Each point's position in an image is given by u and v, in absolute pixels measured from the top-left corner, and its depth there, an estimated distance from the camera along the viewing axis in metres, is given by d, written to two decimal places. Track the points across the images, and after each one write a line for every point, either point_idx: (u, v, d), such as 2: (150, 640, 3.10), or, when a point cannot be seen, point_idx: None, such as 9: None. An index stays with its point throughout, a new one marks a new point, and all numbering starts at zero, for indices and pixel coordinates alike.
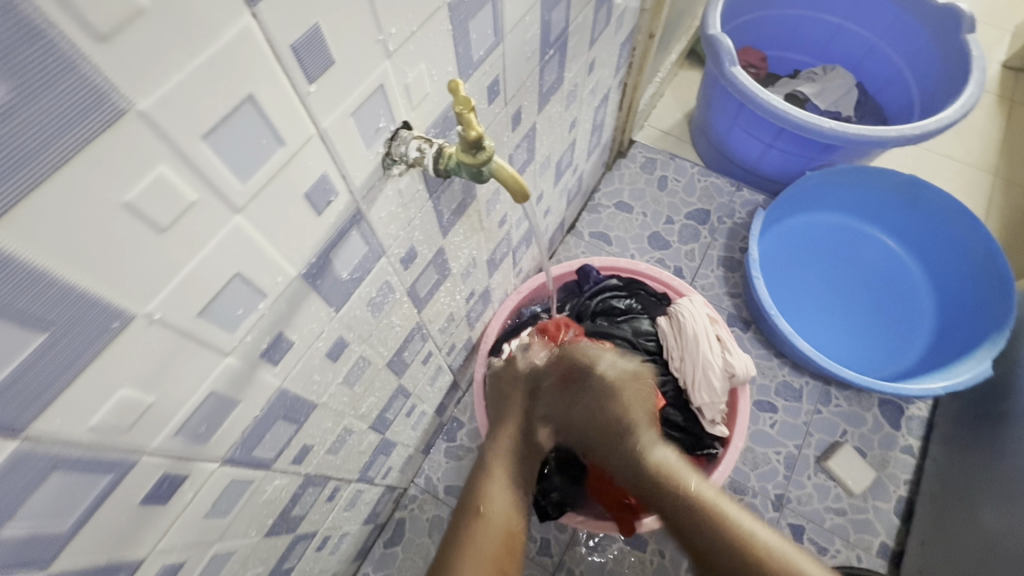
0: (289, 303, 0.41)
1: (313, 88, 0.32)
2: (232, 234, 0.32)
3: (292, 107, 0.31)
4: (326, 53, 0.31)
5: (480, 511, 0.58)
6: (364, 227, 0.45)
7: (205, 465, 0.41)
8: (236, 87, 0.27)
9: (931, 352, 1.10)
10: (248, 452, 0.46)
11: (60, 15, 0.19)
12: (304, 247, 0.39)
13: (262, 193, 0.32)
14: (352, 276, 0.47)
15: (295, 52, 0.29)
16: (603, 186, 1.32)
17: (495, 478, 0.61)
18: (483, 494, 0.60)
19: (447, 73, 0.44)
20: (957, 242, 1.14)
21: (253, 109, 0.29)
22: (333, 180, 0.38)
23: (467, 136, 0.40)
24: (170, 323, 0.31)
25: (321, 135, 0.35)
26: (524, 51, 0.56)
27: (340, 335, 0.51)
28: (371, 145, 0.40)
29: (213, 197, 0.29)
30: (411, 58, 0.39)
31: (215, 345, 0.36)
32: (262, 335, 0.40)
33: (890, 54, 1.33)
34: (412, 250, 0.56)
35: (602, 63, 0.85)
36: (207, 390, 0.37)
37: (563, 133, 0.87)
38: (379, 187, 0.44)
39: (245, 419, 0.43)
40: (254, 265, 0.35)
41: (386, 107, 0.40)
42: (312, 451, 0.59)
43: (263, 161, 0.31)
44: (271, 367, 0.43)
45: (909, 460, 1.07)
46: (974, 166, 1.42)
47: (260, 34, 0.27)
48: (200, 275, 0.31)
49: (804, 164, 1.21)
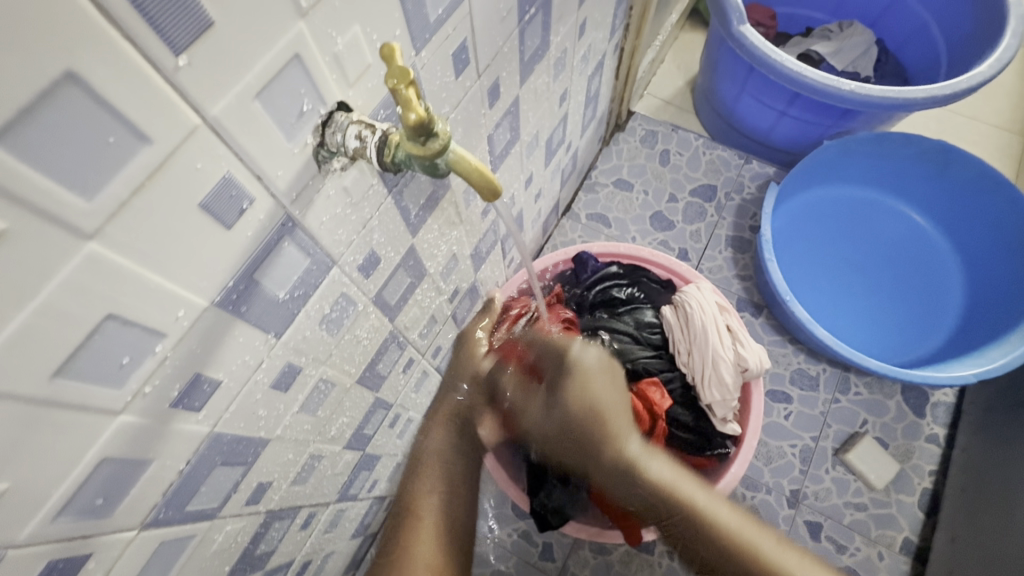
0: (202, 340, 0.32)
1: (183, 62, 0.23)
2: (86, 267, 0.24)
3: (152, 89, 0.23)
4: (193, 10, 0.22)
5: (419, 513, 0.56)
6: (301, 237, 0.36)
7: (115, 537, 0.34)
8: (37, 59, 0.19)
9: (958, 334, 1.02)
10: (180, 509, 0.39)
11: None
12: (214, 271, 0.31)
13: (126, 211, 0.24)
14: (293, 295, 0.39)
15: (140, 9, 0.21)
16: (600, 163, 1.22)
17: (432, 472, 0.59)
18: (428, 494, 0.58)
19: (394, 37, 0.35)
20: (992, 215, 1.04)
21: (83, 92, 0.21)
22: (242, 183, 0.29)
23: (407, 119, 0.30)
24: (9, 393, 0.23)
25: (211, 126, 0.26)
26: (498, 10, 0.47)
27: (289, 362, 0.43)
28: (294, 136, 0.32)
29: (37, 222, 0.21)
30: (339, 17, 0.30)
31: (96, 404, 0.28)
32: (171, 380, 0.32)
33: (913, 6, 1.21)
34: (373, 255, 0.47)
35: (595, 24, 0.74)
36: (96, 457, 0.29)
37: (553, 107, 0.77)
38: (315, 186, 0.35)
39: (165, 477, 0.36)
40: (136, 300, 0.27)
41: (310, 84, 0.31)
42: (271, 488, 0.51)
43: (117, 168, 0.23)
44: (191, 414, 0.35)
45: (934, 450, 1.00)
46: (1003, 127, 1.31)
47: None
48: (44, 324, 0.23)
49: (820, 132, 1.11)
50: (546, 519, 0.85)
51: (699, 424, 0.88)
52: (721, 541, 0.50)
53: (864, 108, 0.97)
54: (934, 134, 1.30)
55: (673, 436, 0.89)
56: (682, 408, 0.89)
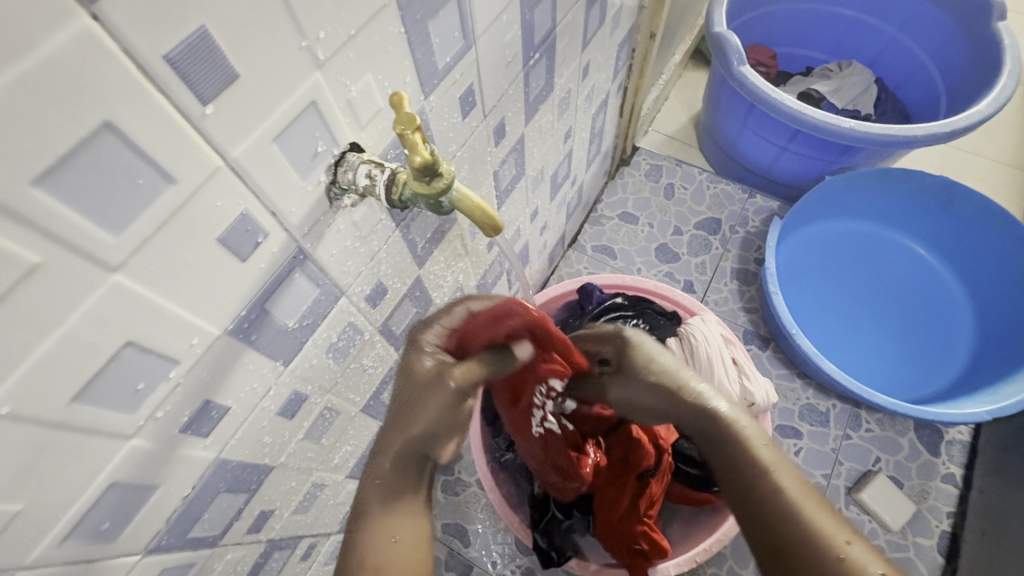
0: (213, 366, 0.34)
1: (210, 111, 0.25)
2: (110, 296, 0.25)
3: (181, 136, 0.25)
4: (221, 64, 0.25)
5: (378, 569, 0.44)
6: (312, 268, 0.38)
7: (121, 561, 0.35)
8: (77, 111, 0.21)
9: (972, 371, 1.00)
10: (182, 535, 0.39)
11: None
12: (227, 301, 0.32)
13: (151, 245, 0.26)
14: (302, 324, 0.40)
15: (173, 65, 0.23)
16: (606, 197, 1.24)
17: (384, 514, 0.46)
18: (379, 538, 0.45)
19: (404, 83, 0.37)
20: (996, 250, 1.05)
21: (117, 140, 0.22)
22: (258, 219, 0.31)
23: (413, 161, 0.32)
24: (28, 416, 0.24)
25: (232, 167, 0.28)
26: (504, 56, 0.49)
27: (295, 390, 0.44)
28: (308, 175, 0.33)
29: (68, 256, 0.23)
30: (354, 67, 0.33)
31: (110, 429, 0.29)
32: (181, 406, 0.33)
33: (911, 47, 1.24)
34: (379, 287, 0.49)
35: (598, 66, 0.78)
36: (105, 481, 0.30)
37: (557, 144, 0.79)
38: (326, 221, 0.37)
39: (169, 503, 0.36)
40: (155, 330, 0.28)
41: (325, 128, 0.33)
42: (273, 516, 0.52)
43: (143, 207, 0.25)
44: (199, 440, 0.36)
45: (951, 491, 0.97)
46: (1009, 163, 1.32)
47: (112, 43, 0.20)
48: (65, 352, 0.24)
49: (823, 168, 1.13)
50: (549, 555, 0.83)
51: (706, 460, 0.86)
52: (778, 509, 0.46)
53: (864, 145, 0.99)
54: (937, 169, 1.32)
55: (680, 471, 0.87)
56: (690, 443, 0.88)
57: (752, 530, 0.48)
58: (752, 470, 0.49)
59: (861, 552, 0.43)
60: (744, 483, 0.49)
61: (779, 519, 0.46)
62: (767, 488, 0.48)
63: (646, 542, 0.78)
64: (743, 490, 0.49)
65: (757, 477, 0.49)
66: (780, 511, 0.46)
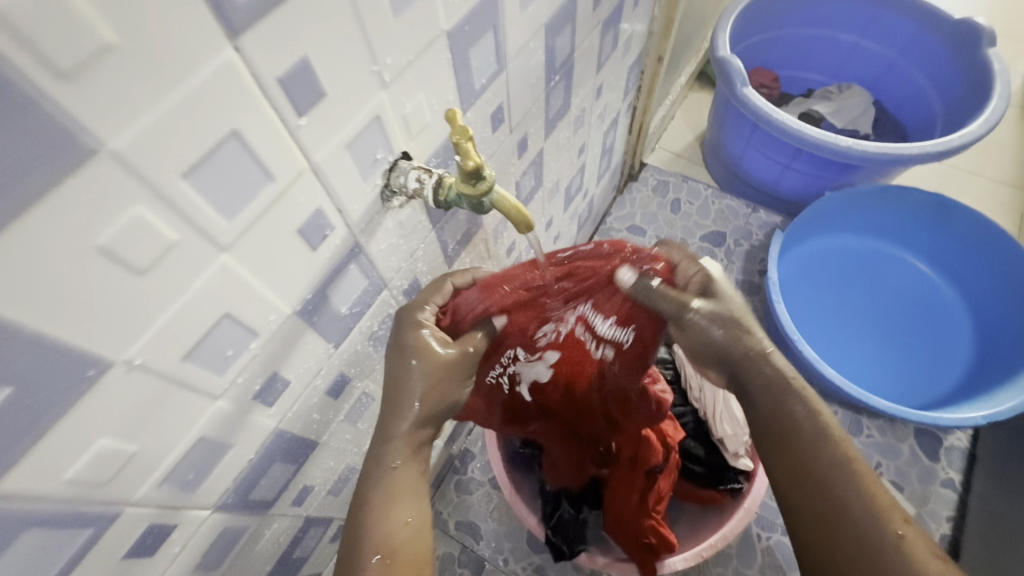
0: (283, 341, 0.39)
1: (304, 122, 0.31)
2: (219, 273, 0.31)
3: (282, 142, 0.30)
4: (316, 85, 0.30)
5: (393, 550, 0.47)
6: (364, 261, 0.43)
7: (196, 513, 0.39)
8: (218, 122, 0.26)
9: (969, 380, 1.04)
10: (242, 498, 0.44)
11: (20, 55, 0.18)
12: (299, 284, 0.38)
13: (252, 231, 0.31)
14: (352, 311, 0.46)
15: (284, 86, 0.28)
16: (615, 210, 1.30)
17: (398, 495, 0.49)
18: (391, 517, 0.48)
19: (447, 101, 0.43)
20: (991, 264, 1.09)
21: (239, 145, 0.28)
22: (328, 215, 0.37)
23: (465, 166, 0.38)
24: (153, 369, 0.29)
25: (314, 169, 0.34)
26: (529, 78, 0.55)
27: (341, 372, 0.49)
28: (368, 177, 0.39)
29: (197, 238, 0.28)
30: (410, 88, 0.38)
31: (204, 388, 0.34)
32: (256, 375, 0.38)
33: (908, 71, 1.30)
34: (414, 282, 0.54)
35: (610, 87, 0.84)
36: (195, 436, 0.35)
37: (572, 158, 0.85)
38: (378, 220, 0.43)
39: (237, 464, 0.41)
40: (246, 305, 0.34)
41: (384, 138, 0.39)
42: (312, 493, 0.56)
43: (250, 200, 0.30)
44: (265, 409, 0.41)
45: (951, 495, 1.00)
46: (1004, 182, 1.37)
47: (246, 69, 0.26)
48: (184, 317, 0.30)
49: (824, 184, 1.18)
50: (560, 549, 0.87)
51: (712, 459, 0.90)
52: (846, 478, 0.51)
53: (863, 162, 1.04)
54: (935, 187, 1.37)
55: (687, 469, 0.91)
56: (695, 442, 0.92)
57: (814, 497, 0.51)
58: (828, 441, 0.53)
59: (916, 532, 0.48)
60: (816, 448, 0.53)
61: (844, 487, 0.50)
62: (837, 462, 0.52)
63: (655, 536, 0.82)
64: (811, 452, 0.53)
65: (829, 447, 0.52)
66: (845, 481, 0.51)
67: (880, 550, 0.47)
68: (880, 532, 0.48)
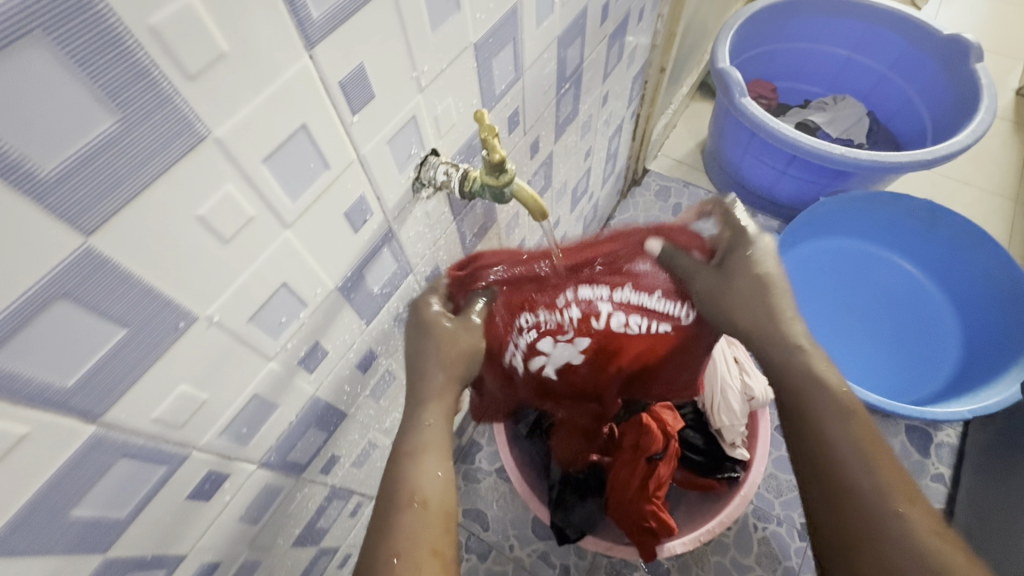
0: (325, 314, 0.44)
1: (356, 119, 0.36)
2: (282, 247, 0.36)
3: (337, 135, 0.35)
4: (368, 87, 0.36)
5: (422, 499, 0.46)
6: (395, 246, 0.49)
7: (244, 466, 0.44)
8: (292, 118, 0.31)
9: (957, 379, 1.08)
10: (281, 458, 0.49)
11: (161, 58, 0.23)
12: (341, 262, 0.43)
13: (308, 213, 0.36)
14: (382, 291, 0.51)
15: (343, 87, 0.34)
16: (618, 214, 1.35)
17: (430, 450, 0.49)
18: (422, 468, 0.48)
19: (472, 104, 0.48)
20: (975, 267, 1.13)
21: (305, 138, 0.33)
22: (368, 201, 0.42)
23: (491, 159, 0.43)
24: (225, 327, 0.34)
25: (361, 160, 0.39)
26: (543, 85, 0.61)
27: (369, 348, 0.54)
28: (403, 169, 0.44)
29: (267, 214, 0.33)
30: (441, 92, 0.44)
31: (261, 349, 0.39)
32: (301, 342, 0.43)
33: (901, 85, 1.35)
34: (436, 270, 0.59)
35: (615, 95, 0.89)
36: (250, 393, 0.40)
37: (579, 161, 0.91)
38: (409, 208, 0.48)
39: (280, 425, 0.46)
40: (300, 277, 0.39)
41: (418, 136, 0.44)
42: (338, 463, 0.61)
43: (310, 185, 0.35)
44: (306, 375, 0.46)
45: (939, 489, 1.04)
46: (994, 191, 1.42)
47: (316, 75, 0.31)
48: (253, 282, 0.35)
49: (820, 190, 1.23)
50: (565, 533, 0.91)
51: (710, 447, 0.94)
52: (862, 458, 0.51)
53: (856, 169, 1.09)
54: (927, 196, 1.42)
55: (686, 457, 0.96)
56: (694, 432, 0.97)
57: (824, 474, 0.52)
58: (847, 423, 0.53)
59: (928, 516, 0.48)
60: (833, 428, 0.53)
61: (858, 466, 0.50)
62: (847, 439, 0.52)
63: (655, 520, 0.86)
64: (824, 431, 0.53)
65: (843, 426, 0.53)
66: (861, 461, 0.51)
67: (890, 531, 0.47)
68: (889, 514, 0.48)
